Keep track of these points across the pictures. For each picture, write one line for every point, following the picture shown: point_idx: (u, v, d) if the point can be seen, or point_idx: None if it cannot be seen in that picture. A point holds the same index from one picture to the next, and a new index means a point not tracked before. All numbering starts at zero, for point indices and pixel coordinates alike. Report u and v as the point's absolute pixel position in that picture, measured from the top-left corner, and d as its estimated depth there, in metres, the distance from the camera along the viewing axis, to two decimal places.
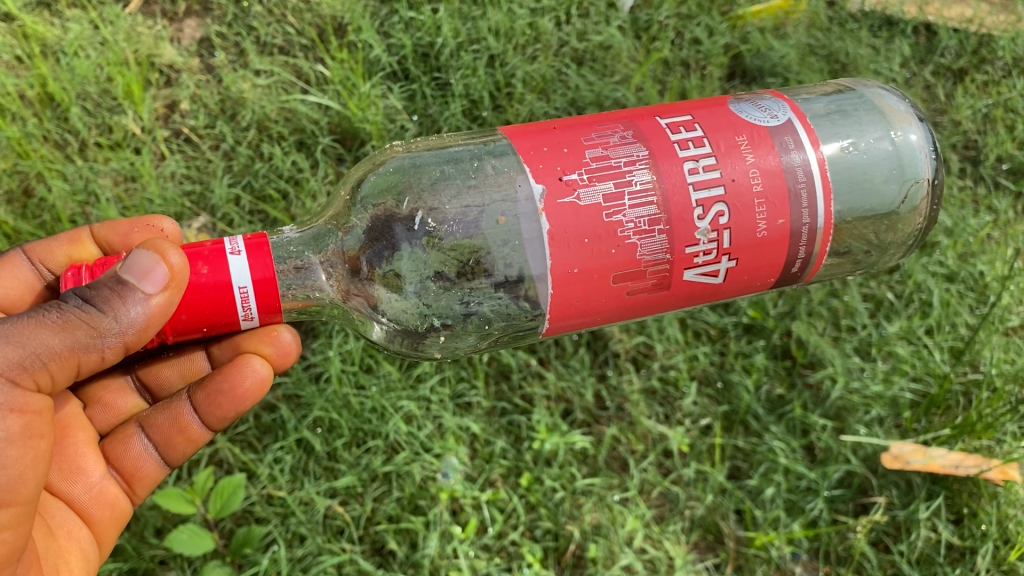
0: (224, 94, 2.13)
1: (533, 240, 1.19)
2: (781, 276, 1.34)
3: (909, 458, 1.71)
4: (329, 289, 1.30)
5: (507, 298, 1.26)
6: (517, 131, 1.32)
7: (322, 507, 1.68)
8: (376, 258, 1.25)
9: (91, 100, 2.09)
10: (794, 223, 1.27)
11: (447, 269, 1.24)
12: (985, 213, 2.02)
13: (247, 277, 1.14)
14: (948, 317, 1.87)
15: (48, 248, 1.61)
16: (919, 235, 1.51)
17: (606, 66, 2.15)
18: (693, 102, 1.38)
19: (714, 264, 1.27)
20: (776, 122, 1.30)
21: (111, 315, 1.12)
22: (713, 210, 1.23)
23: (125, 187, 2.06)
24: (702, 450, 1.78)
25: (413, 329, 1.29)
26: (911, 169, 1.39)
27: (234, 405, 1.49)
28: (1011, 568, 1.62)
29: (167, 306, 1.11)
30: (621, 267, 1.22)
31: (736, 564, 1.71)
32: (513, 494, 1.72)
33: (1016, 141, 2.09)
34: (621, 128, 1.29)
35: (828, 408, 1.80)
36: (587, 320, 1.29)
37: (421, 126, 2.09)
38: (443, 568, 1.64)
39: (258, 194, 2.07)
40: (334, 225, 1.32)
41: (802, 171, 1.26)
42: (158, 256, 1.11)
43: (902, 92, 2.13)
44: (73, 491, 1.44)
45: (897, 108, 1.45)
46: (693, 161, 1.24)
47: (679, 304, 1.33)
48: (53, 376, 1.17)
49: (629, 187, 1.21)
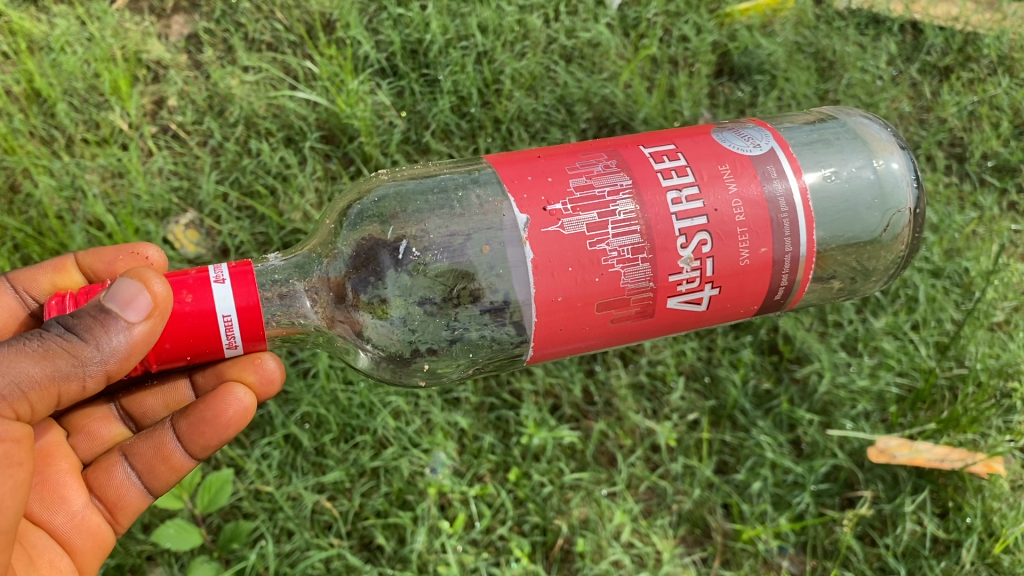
0: (211, 90, 2.12)
1: (518, 267, 1.21)
2: (763, 303, 1.36)
3: (894, 452, 1.71)
4: (313, 317, 1.29)
5: (494, 324, 1.25)
6: (503, 159, 1.33)
7: (310, 503, 1.67)
8: (361, 285, 1.24)
9: (79, 96, 2.08)
10: (776, 252, 1.29)
11: (433, 295, 1.23)
12: (971, 210, 2.04)
13: (231, 306, 1.13)
14: (934, 313, 1.88)
15: (32, 276, 1.60)
16: (900, 263, 1.53)
17: (595, 63, 2.16)
18: (677, 130, 1.40)
19: (697, 292, 1.28)
20: (759, 151, 1.32)
21: (93, 344, 1.12)
22: (696, 239, 1.24)
23: (112, 183, 2.06)
24: (690, 445, 1.79)
25: (398, 356, 1.27)
26: (893, 197, 1.40)
27: (217, 433, 1.46)
28: (996, 561, 1.62)
29: (149, 335, 1.10)
30: (605, 295, 1.23)
31: (723, 558, 1.71)
32: (501, 489, 1.73)
33: (1001, 138, 2.11)
34: (605, 157, 1.30)
35: (815, 403, 1.81)
36: (571, 347, 1.31)
37: (409, 123, 2.10)
38: (431, 563, 1.64)
39: (245, 190, 2.07)
40: (319, 253, 1.32)
41: (784, 200, 1.28)
42: (143, 284, 1.10)
43: (889, 90, 2.14)
44: (55, 520, 1.40)
45: (878, 138, 1.47)
46: (676, 190, 1.26)
47: (661, 330, 1.34)
48: (33, 405, 1.16)
49: (612, 217, 1.22)
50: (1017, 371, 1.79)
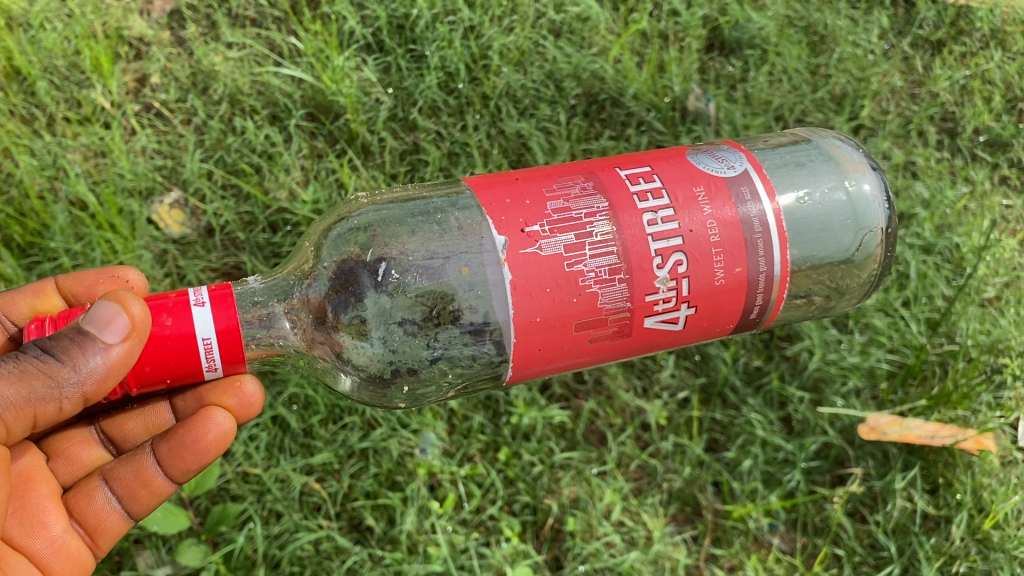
0: (195, 67, 2.09)
1: (497, 287, 1.19)
2: (739, 322, 1.34)
3: (885, 429, 1.71)
4: (293, 338, 1.28)
5: (473, 345, 1.24)
6: (481, 182, 1.32)
7: (298, 484, 1.66)
8: (340, 307, 1.23)
9: (59, 74, 2.04)
10: (751, 272, 1.27)
11: (412, 316, 1.22)
12: (962, 185, 2.04)
13: (210, 329, 1.11)
14: (925, 289, 1.87)
15: (12, 300, 1.57)
16: (875, 280, 1.51)
17: (584, 38, 2.13)
18: (653, 153, 1.39)
19: (674, 312, 1.26)
20: (734, 172, 1.30)
21: (69, 365, 1.11)
22: (672, 259, 1.23)
23: (95, 162, 2.02)
24: (680, 423, 1.78)
25: (378, 376, 1.25)
26: (865, 218, 1.39)
27: (197, 457, 1.44)
28: (985, 536, 1.63)
29: (126, 357, 1.09)
30: (583, 316, 1.22)
31: (713, 536, 1.71)
32: (491, 468, 1.72)
33: (993, 113, 2.10)
34: (582, 179, 1.29)
35: (805, 380, 1.80)
36: (550, 367, 1.29)
37: (395, 99, 2.07)
38: (421, 543, 1.63)
39: (230, 169, 2.04)
40: (299, 275, 1.31)
41: (758, 221, 1.27)
42: (120, 306, 1.09)
43: (880, 65, 2.12)
44: (34, 546, 1.35)
45: (850, 159, 1.46)
46: (652, 212, 1.24)
47: (638, 350, 1.33)
48: (9, 426, 1.16)
49: (589, 238, 1.21)
50: (1007, 347, 1.79)
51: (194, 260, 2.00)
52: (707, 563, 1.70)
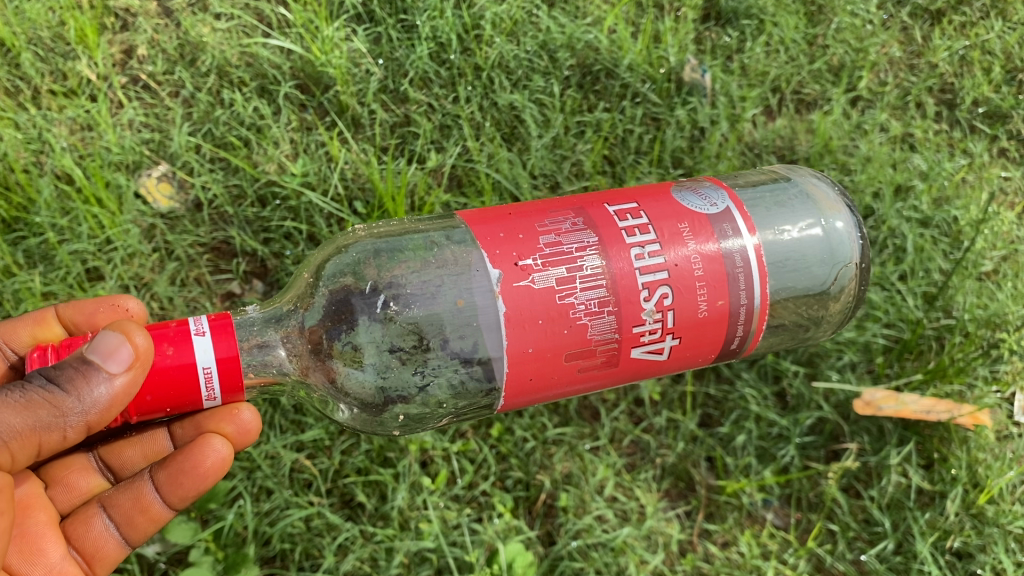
0: (182, 38, 2.05)
1: (490, 320, 1.20)
2: (720, 352, 1.35)
3: (880, 404, 1.69)
4: (289, 367, 1.26)
5: (467, 374, 1.23)
6: (474, 216, 1.32)
7: (288, 461, 1.64)
8: (335, 335, 1.22)
9: (44, 45, 2.01)
10: (733, 304, 1.28)
11: (405, 345, 1.21)
12: (961, 157, 2.01)
13: (211, 358, 1.11)
14: (922, 263, 1.85)
15: (12, 327, 1.54)
16: (850, 312, 1.52)
17: (578, 8, 2.10)
18: (639, 188, 1.40)
19: (659, 343, 1.28)
20: (716, 209, 1.32)
21: (74, 395, 1.09)
22: (658, 292, 1.24)
23: (81, 136, 1.99)
24: (674, 398, 1.76)
25: (372, 405, 1.24)
26: (839, 253, 1.40)
27: (196, 484, 1.41)
28: (980, 511, 1.62)
29: (131, 387, 1.07)
30: (573, 346, 1.23)
31: (707, 511, 1.70)
32: (483, 444, 1.70)
33: (993, 84, 2.07)
34: (572, 215, 1.30)
35: (801, 354, 1.77)
36: (539, 397, 1.29)
37: (386, 71, 2.04)
38: (413, 519, 1.62)
39: (218, 142, 2.00)
40: (295, 304, 1.29)
41: (740, 256, 1.28)
42: (121, 337, 1.07)
43: (879, 35, 2.09)
44: (32, 574, 1.34)
45: (827, 196, 1.47)
46: (639, 247, 1.26)
47: (624, 379, 1.33)
48: (14, 455, 1.13)
49: (579, 271, 1.22)
50: (1004, 321, 1.77)
51: (181, 234, 1.96)
52: (701, 539, 1.69)
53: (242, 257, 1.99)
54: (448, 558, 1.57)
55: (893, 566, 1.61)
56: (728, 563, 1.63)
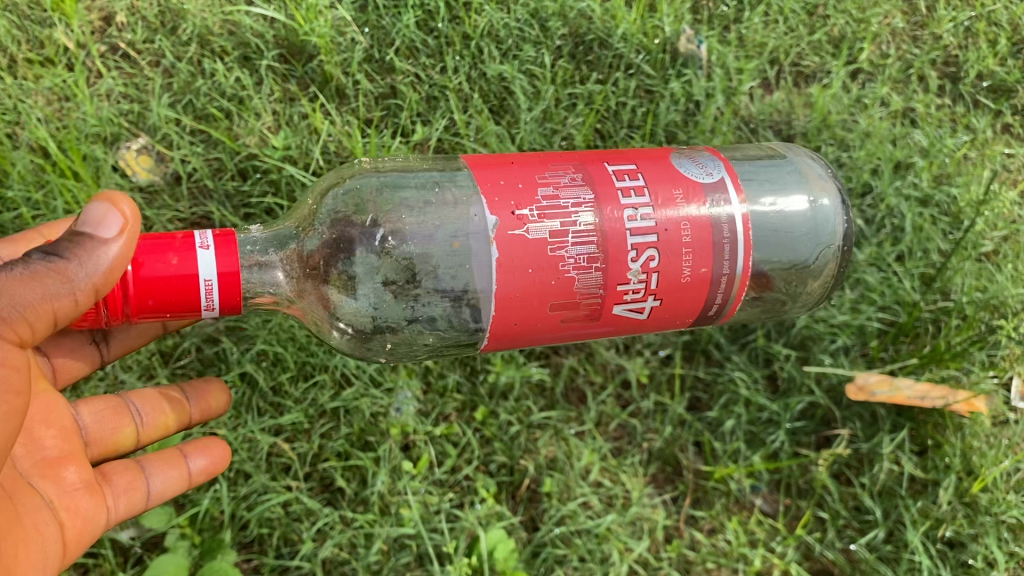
0: (162, 5, 1.98)
1: (482, 263, 1.17)
2: (697, 318, 1.31)
3: (873, 390, 1.64)
4: (286, 287, 1.25)
5: (455, 311, 1.22)
6: (479, 159, 1.29)
7: (266, 444, 1.60)
8: (333, 262, 1.20)
9: (19, 11, 1.94)
10: (716, 273, 1.25)
11: (399, 279, 1.20)
12: (963, 133, 1.95)
13: (213, 270, 1.13)
14: (920, 243, 1.81)
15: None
16: (829, 289, 1.50)
17: None
18: (639, 149, 1.36)
19: (641, 302, 1.25)
20: (711, 178, 1.28)
21: (77, 258, 1.04)
22: (645, 254, 1.22)
23: (59, 107, 1.93)
24: (662, 381, 1.72)
25: (364, 332, 1.24)
26: (824, 230, 1.39)
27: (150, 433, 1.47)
28: (973, 500, 1.58)
29: (126, 251, 1.05)
30: (558, 297, 1.20)
31: (694, 496, 1.67)
32: (467, 428, 1.66)
33: (998, 57, 2.00)
34: (571, 169, 1.26)
35: (793, 337, 1.72)
36: (522, 342, 1.28)
37: (372, 39, 1.97)
38: (394, 504, 1.59)
39: (199, 114, 1.95)
40: (298, 226, 1.28)
41: (728, 226, 1.24)
42: (114, 198, 1.04)
43: (881, 5, 2.01)
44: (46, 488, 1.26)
45: (817, 174, 1.45)
46: (632, 208, 1.23)
47: (605, 333, 1.31)
48: (29, 327, 1.06)
49: (573, 226, 1.19)
50: (1003, 304, 1.73)
51: (161, 209, 1.92)
52: (687, 525, 1.66)
53: (222, 234, 1.94)
54: (427, 544, 1.55)
55: (883, 555, 1.58)
56: (714, 550, 1.61)
